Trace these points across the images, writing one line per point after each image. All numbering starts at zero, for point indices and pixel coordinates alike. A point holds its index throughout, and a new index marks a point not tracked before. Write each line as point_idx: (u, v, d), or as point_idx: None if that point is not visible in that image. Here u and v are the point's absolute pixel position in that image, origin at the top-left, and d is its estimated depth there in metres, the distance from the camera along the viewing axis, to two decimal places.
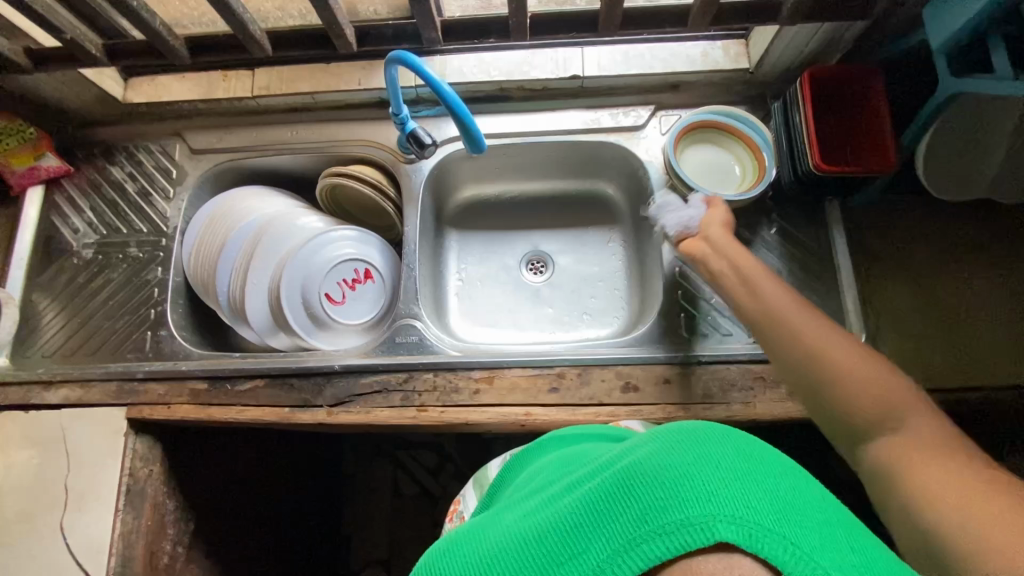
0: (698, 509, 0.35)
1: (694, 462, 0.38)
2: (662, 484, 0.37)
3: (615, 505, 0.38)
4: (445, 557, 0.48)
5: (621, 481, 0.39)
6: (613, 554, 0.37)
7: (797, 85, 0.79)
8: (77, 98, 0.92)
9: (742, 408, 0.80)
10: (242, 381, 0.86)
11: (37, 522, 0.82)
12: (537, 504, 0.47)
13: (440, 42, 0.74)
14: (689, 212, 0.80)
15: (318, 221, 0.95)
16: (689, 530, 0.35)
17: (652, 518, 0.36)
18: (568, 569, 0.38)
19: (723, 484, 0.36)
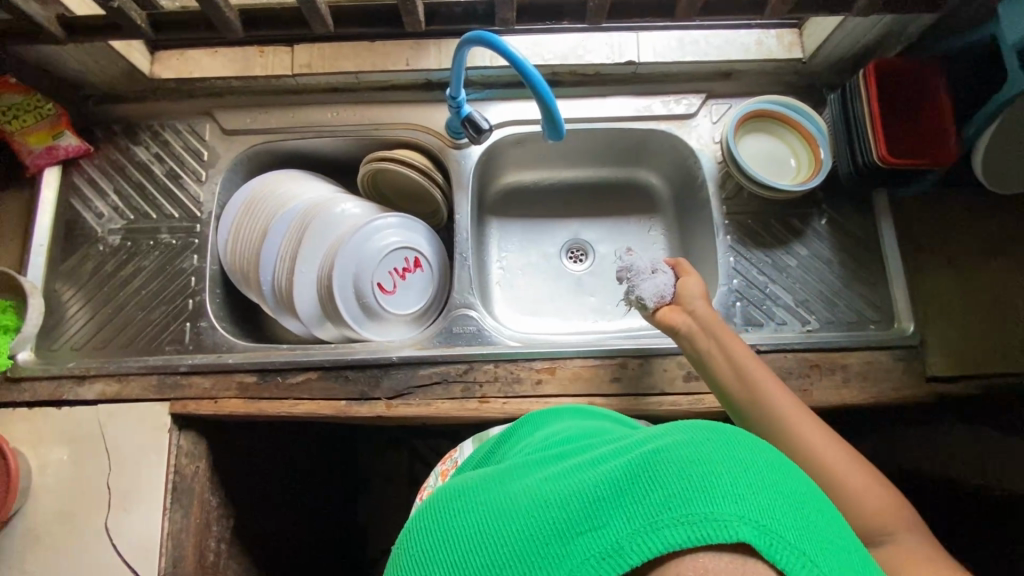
0: (723, 504, 0.33)
1: (721, 460, 0.36)
2: (690, 475, 0.35)
3: (637, 484, 0.36)
4: (448, 513, 0.45)
5: (648, 463, 0.37)
6: (635, 532, 0.34)
7: (859, 76, 0.80)
8: (102, 71, 0.86)
9: (799, 395, 0.81)
10: (293, 373, 0.83)
11: (79, 524, 0.78)
12: (553, 471, 0.45)
13: (514, 23, 0.71)
14: (660, 279, 0.78)
15: (360, 208, 0.91)
16: (710, 523, 0.33)
17: (677, 506, 0.34)
18: (588, 540, 0.35)
19: (747, 486, 0.34)
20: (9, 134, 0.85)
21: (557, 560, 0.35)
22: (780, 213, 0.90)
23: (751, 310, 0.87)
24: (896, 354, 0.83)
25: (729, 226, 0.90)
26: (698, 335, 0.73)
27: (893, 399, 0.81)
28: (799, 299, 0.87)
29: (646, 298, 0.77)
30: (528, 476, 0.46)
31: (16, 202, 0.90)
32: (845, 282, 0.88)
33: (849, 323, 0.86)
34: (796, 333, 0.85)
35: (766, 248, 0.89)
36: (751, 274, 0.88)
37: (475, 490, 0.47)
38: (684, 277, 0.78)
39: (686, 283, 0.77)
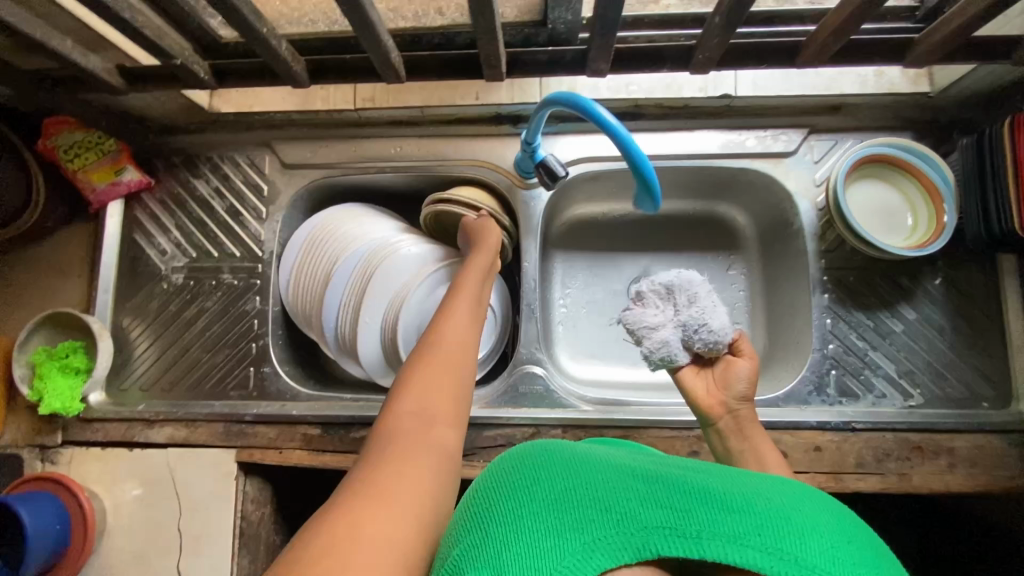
0: (819, 557, 0.40)
1: (828, 525, 0.42)
2: (790, 521, 0.41)
3: (732, 502, 0.42)
4: (527, 455, 0.47)
5: (753, 499, 0.42)
6: (716, 535, 0.40)
7: (1003, 127, 0.69)
8: (163, 107, 0.82)
9: (897, 480, 0.75)
10: (358, 427, 0.81)
11: (153, 566, 0.80)
12: (643, 458, 0.49)
13: (605, 73, 0.64)
14: (674, 333, 0.70)
15: (423, 250, 0.86)
16: (801, 568, 0.39)
17: (767, 536, 0.40)
18: (665, 515, 0.41)
19: (851, 555, 0.41)
20: (71, 171, 0.83)
21: (634, 518, 0.41)
22: (887, 271, 0.81)
23: (846, 380, 0.79)
24: (1012, 438, 0.75)
25: (827, 283, 0.81)
26: (729, 433, 0.69)
27: (1006, 489, 0.73)
28: (903, 369, 0.79)
29: (648, 348, 0.71)
30: (615, 452, 0.50)
31: (84, 238, 0.89)
32: (957, 352, 0.79)
33: (959, 400, 0.78)
34: (897, 408, 0.78)
35: (868, 309, 0.80)
36: (849, 339, 0.80)
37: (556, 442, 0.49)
38: (723, 362, 0.72)
39: (725, 370, 0.71)
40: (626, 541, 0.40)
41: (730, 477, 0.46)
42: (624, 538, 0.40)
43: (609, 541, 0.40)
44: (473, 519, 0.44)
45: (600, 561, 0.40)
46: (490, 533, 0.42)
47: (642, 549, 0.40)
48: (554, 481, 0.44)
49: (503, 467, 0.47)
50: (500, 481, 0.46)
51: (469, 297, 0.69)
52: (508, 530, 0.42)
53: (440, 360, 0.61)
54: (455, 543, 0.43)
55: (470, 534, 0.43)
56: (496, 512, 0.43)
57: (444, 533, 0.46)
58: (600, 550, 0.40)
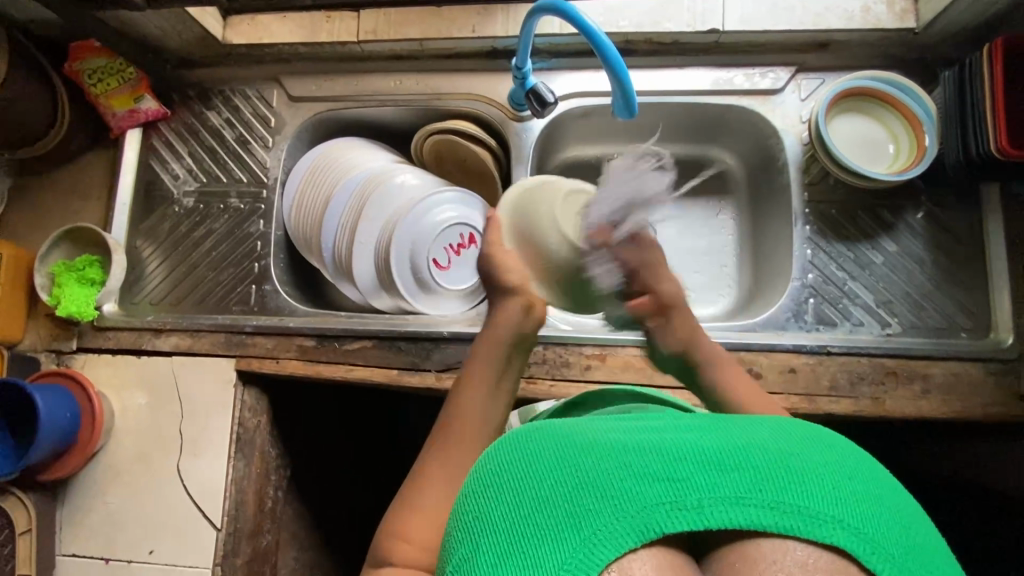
0: (821, 503, 0.35)
1: (827, 463, 0.38)
2: (789, 469, 0.37)
3: (728, 459, 0.37)
4: (509, 445, 0.42)
5: (753, 452, 0.38)
6: (716, 499, 0.36)
7: (983, 51, 0.70)
8: (179, 36, 0.88)
9: (870, 403, 0.76)
10: (350, 340, 0.85)
11: (156, 463, 0.86)
12: (629, 423, 0.44)
13: None
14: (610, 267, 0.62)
15: (419, 179, 0.90)
16: (803, 517, 0.35)
17: (767, 490, 0.36)
18: (661, 489, 0.36)
19: (868, 499, 0.37)
20: (95, 96, 0.90)
21: (631, 498, 0.36)
22: (869, 203, 0.82)
23: (824, 307, 0.80)
24: (987, 367, 0.76)
25: (809, 215, 0.83)
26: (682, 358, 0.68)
27: (979, 415, 0.74)
28: (882, 299, 0.80)
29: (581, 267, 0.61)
30: (600, 422, 0.45)
31: (103, 162, 0.95)
32: (937, 283, 0.79)
33: (937, 329, 0.78)
34: (874, 336, 0.79)
35: (849, 241, 0.81)
36: (828, 269, 0.81)
37: (540, 421, 0.44)
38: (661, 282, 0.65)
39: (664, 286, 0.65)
40: (624, 524, 0.35)
41: (724, 430, 0.40)
42: (620, 520, 0.35)
43: (611, 529, 0.35)
44: (474, 518, 0.40)
45: (604, 553, 0.34)
46: (486, 537, 0.38)
47: (647, 530, 0.35)
48: (535, 476, 0.39)
49: (488, 458, 0.43)
50: (485, 477, 0.41)
51: (502, 333, 0.66)
52: (499, 533, 0.37)
53: (473, 401, 0.63)
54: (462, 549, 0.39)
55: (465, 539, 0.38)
56: (489, 511, 0.39)
57: (453, 537, 0.41)
58: (602, 540, 0.34)
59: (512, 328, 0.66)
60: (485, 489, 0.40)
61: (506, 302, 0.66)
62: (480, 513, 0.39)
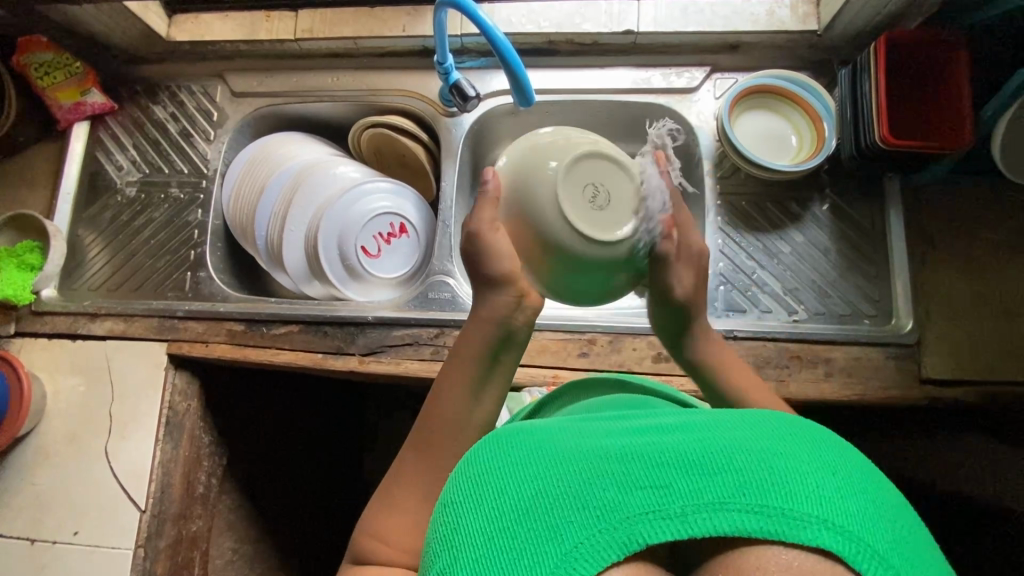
0: (808, 505, 0.34)
1: (811, 458, 0.36)
2: (772, 469, 0.35)
3: (711, 462, 0.35)
4: (487, 455, 0.42)
5: (735, 452, 0.36)
6: (698, 505, 0.34)
7: (870, 48, 0.74)
8: (124, 33, 0.92)
9: (776, 386, 0.77)
10: (277, 325, 0.87)
11: (84, 445, 0.87)
12: (611, 427, 0.43)
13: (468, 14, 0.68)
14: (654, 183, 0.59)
15: (355, 170, 0.93)
16: (790, 520, 0.33)
17: (752, 493, 0.34)
18: (642, 499, 0.35)
19: (855, 498, 0.35)
20: (42, 89, 0.93)
21: (613, 510, 0.35)
22: (778, 196, 0.86)
23: (734, 294, 0.83)
24: (889, 351, 0.78)
25: (722, 206, 0.86)
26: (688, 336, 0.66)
27: (881, 398, 0.76)
28: (789, 286, 0.83)
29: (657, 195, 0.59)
30: (582, 425, 0.44)
31: (51, 153, 0.98)
32: (841, 272, 0.83)
33: (840, 315, 0.81)
34: (781, 322, 0.81)
35: (759, 232, 0.85)
36: (738, 259, 0.84)
37: (523, 429, 0.44)
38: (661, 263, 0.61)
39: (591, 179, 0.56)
40: (605, 537, 0.34)
41: (705, 428, 0.39)
42: (603, 534, 0.34)
43: (593, 541, 0.34)
44: (452, 530, 0.38)
45: (587, 567, 0.33)
46: (466, 550, 0.36)
47: (630, 542, 0.34)
48: (513, 488, 0.38)
49: (467, 468, 0.42)
50: (464, 491, 0.40)
51: (486, 326, 0.59)
52: (478, 547, 0.36)
53: (455, 408, 0.58)
54: (440, 561, 0.38)
55: (450, 559, 0.37)
56: (467, 526, 0.38)
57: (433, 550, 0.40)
58: (583, 555, 0.34)
59: (496, 325, 0.58)
60: (463, 502, 0.39)
61: (489, 292, 0.59)
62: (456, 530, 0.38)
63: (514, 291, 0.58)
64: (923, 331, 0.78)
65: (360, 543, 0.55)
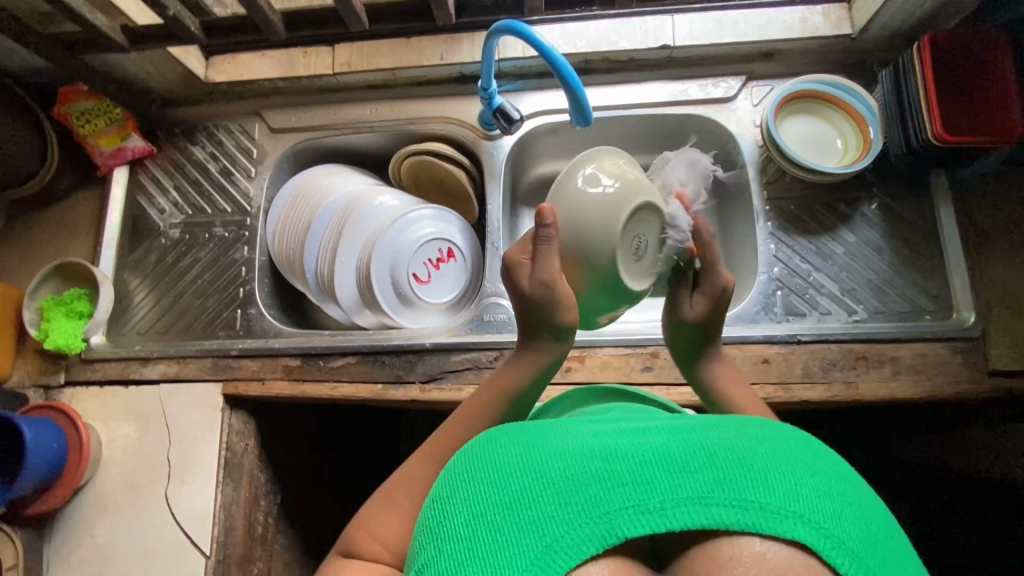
0: (791, 502, 0.33)
1: (793, 458, 0.36)
2: (754, 467, 0.34)
3: (693, 459, 0.35)
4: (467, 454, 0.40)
5: (717, 449, 0.35)
6: (679, 499, 0.33)
7: (913, 49, 0.76)
8: (163, 77, 0.93)
9: (843, 388, 0.77)
10: (334, 357, 0.87)
11: (144, 493, 0.85)
12: (591, 426, 0.42)
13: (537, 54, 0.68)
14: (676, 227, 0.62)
15: (395, 198, 0.93)
16: (771, 516, 0.32)
17: (734, 489, 0.33)
18: (625, 494, 0.33)
19: (837, 496, 0.34)
20: (84, 137, 0.94)
21: (592, 504, 0.33)
22: (826, 199, 0.86)
23: (792, 298, 0.83)
24: (954, 346, 0.78)
25: (771, 212, 0.87)
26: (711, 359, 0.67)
27: (952, 393, 0.75)
28: (846, 287, 0.83)
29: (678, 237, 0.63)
30: (565, 425, 0.43)
31: (90, 199, 0.99)
32: (897, 269, 0.83)
33: (901, 313, 0.81)
34: (841, 323, 0.81)
35: (810, 234, 0.85)
36: (793, 262, 0.84)
37: (503, 426, 0.42)
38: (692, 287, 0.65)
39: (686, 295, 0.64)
40: (586, 530, 0.33)
41: (688, 428, 0.38)
42: (582, 527, 0.33)
43: (572, 535, 0.32)
44: (434, 529, 0.36)
45: (566, 559, 0.32)
46: (443, 548, 0.35)
47: (608, 535, 0.32)
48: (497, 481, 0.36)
49: (451, 467, 0.41)
50: (446, 489, 0.38)
51: (531, 365, 0.63)
52: (458, 540, 0.34)
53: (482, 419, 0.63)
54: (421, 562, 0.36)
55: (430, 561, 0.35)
56: (449, 520, 0.36)
57: (415, 553, 0.38)
58: (564, 548, 0.32)
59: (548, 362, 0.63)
60: (445, 501, 0.38)
61: (546, 331, 0.62)
62: (437, 525, 0.36)
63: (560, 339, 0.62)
64: (986, 324, 0.78)
65: (362, 542, 0.57)
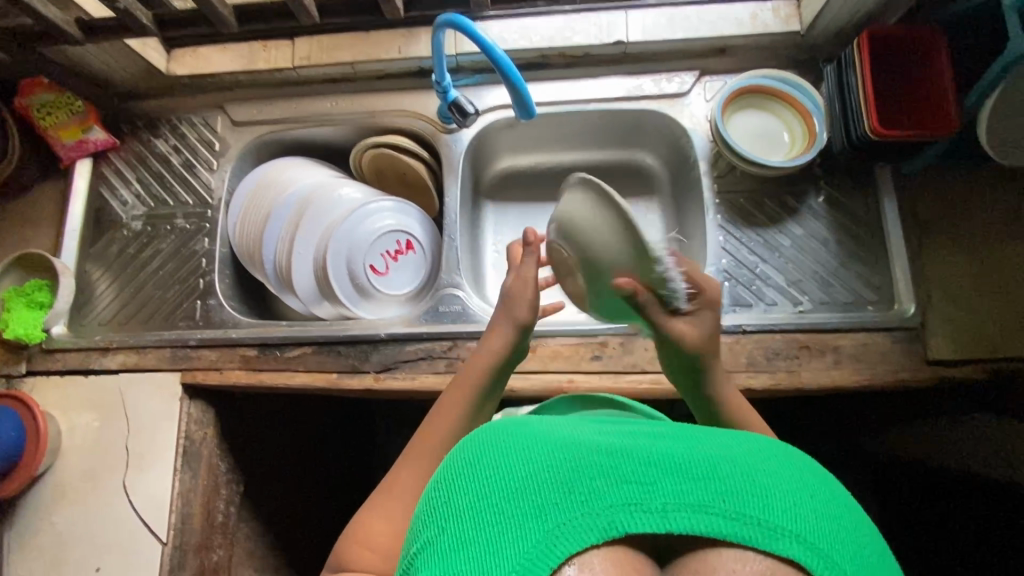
0: (790, 520, 0.35)
1: (795, 479, 0.37)
2: (754, 482, 0.36)
3: (698, 467, 0.37)
4: (476, 431, 0.41)
5: (723, 461, 0.37)
6: (682, 503, 0.35)
7: (853, 45, 0.77)
8: (124, 70, 0.94)
9: (786, 377, 0.79)
10: (291, 347, 0.88)
11: (102, 481, 0.86)
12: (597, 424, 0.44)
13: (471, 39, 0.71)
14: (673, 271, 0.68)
15: (357, 191, 0.95)
16: (769, 530, 0.34)
17: (736, 500, 0.35)
18: (629, 490, 0.35)
19: (832, 520, 0.36)
20: (43, 129, 0.94)
21: (599, 498, 0.35)
22: (774, 191, 0.88)
23: (739, 289, 0.85)
24: (894, 336, 0.79)
25: (720, 204, 0.88)
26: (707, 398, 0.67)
27: (891, 382, 0.77)
28: (792, 279, 0.84)
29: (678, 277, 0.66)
30: (570, 420, 0.45)
31: (53, 192, 0.99)
32: (842, 261, 0.84)
33: (844, 303, 0.83)
34: (787, 313, 0.83)
35: (758, 227, 0.87)
36: (740, 254, 0.86)
37: (514, 413, 0.43)
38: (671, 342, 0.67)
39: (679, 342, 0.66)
40: (587, 521, 0.34)
41: (695, 436, 0.40)
42: (585, 517, 0.34)
43: (575, 523, 0.34)
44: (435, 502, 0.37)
45: (564, 548, 0.33)
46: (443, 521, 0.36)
47: (609, 528, 0.34)
48: (502, 462, 0.37)
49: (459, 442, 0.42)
50: (452, 463, 0.40)
51: (495, 351, 0.69)
52: (461, 517, 0.35)
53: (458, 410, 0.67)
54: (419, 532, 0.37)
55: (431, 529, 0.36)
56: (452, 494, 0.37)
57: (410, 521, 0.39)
58: (564, 535, 0.34)
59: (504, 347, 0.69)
60: (450, 475, 0.39)
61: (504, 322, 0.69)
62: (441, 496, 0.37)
63: (522, 327, 0.69)
64: (925, 314, 0.79)
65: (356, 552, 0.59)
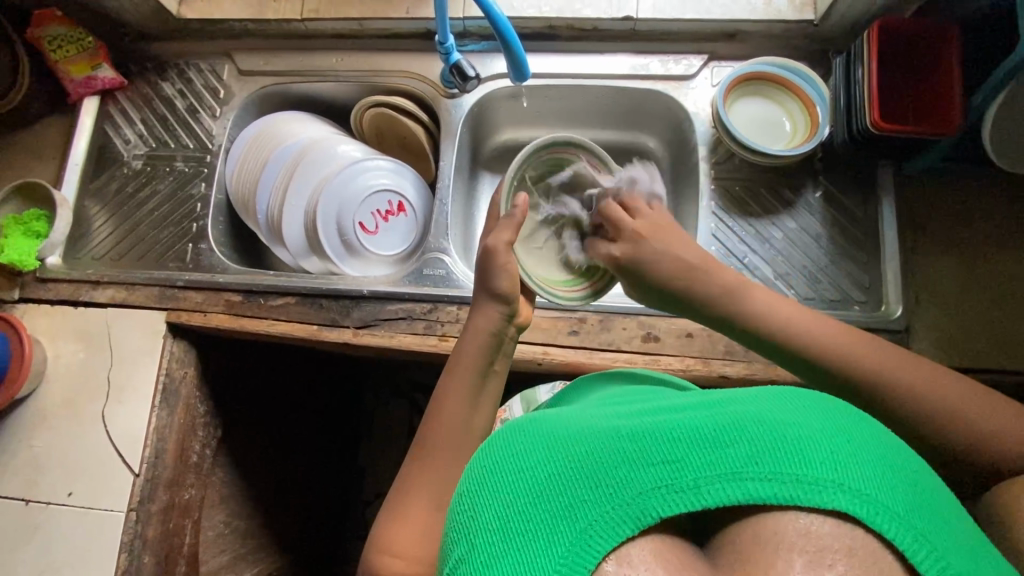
0: (828, 472, 0.33)
1: (825, 427, 0.35)
2: (783, 439, 0.34)
3: (722, 435, 0.35)
4: (500, 444, 0.41)
5: (745, 423, 0.35)
6: (712, 477, 0.34)
7: (863, 36, 0.75)
8: (136, 10, 0.95)
9: (763, 368, 0.78)
10: (275, 296, 0.89)
11: (83, 409, 0.88)
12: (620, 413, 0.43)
13: None
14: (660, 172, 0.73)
15: (356, 149, 0.95)
16: (805, 487, 0.32)
17: (766, 462, 0.33)
18: (659, 472, 0.34)
19: (876, 464, 0.34)
20: (54, 62, 0.96)
21: (625, 486, 0.34)
22: (770, 182, 0.86)
23: None
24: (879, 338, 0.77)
25: (716, 192, 0.87)
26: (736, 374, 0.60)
27: None
28: (780, 272, 0.83)
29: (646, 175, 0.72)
30: (595, 414, 0.44)
31: (59, 125, 1.01)
32: (832, 258, 0.83)
33: (831, 301, 0.81)
34: None
35: (751, 217, 0.86)
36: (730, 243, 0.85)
37: (534, 419, 0.43)
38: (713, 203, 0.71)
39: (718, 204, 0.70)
40: (617, 512, 0.33)
41: (717, 405, 0.39)
42: (616, 509, 0.33)
43: (608, 517, 0.33)
44: (467, 522, 0.37)
45: (602, 543, 0.33)
46: (478, 536, 0.36)
47: (644, 516, 0.33)
48: (528, 473, 0.37)
49: (483, 456, 0.42)
50: (478, 477, 0.40)
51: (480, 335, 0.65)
52: (490, 530, 0.35)
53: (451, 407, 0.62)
54: (457, 550, 0.37)
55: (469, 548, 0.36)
56: (482, 511, 0.37)
57: (449, 542, 0.39)
58: (598, 532, 0.33)
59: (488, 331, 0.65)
60: (477, 491, 0.39)
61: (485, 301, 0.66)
62: (472, 513, 0.37)
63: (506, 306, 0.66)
64: (911, 318, 0.78)
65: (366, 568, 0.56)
